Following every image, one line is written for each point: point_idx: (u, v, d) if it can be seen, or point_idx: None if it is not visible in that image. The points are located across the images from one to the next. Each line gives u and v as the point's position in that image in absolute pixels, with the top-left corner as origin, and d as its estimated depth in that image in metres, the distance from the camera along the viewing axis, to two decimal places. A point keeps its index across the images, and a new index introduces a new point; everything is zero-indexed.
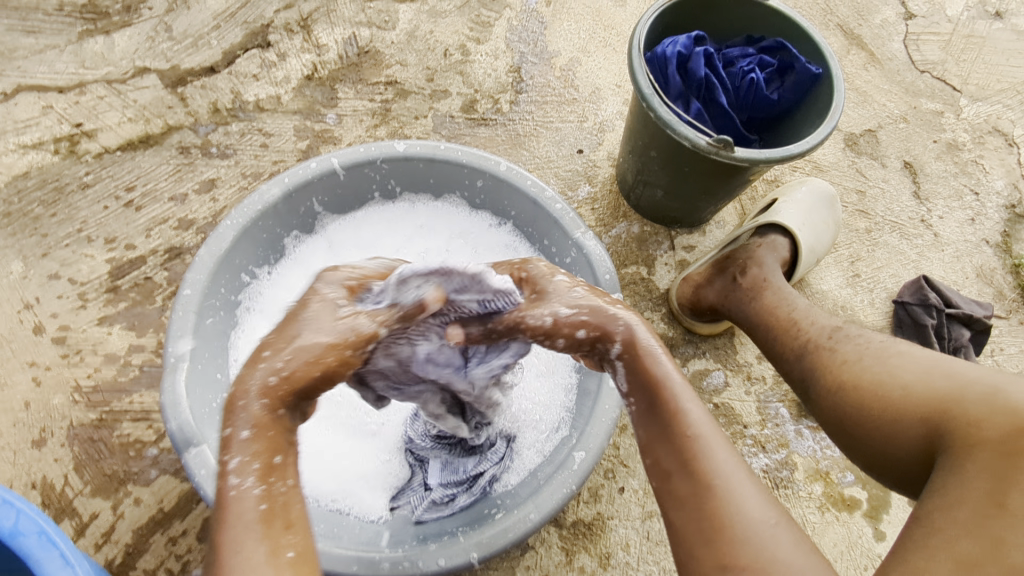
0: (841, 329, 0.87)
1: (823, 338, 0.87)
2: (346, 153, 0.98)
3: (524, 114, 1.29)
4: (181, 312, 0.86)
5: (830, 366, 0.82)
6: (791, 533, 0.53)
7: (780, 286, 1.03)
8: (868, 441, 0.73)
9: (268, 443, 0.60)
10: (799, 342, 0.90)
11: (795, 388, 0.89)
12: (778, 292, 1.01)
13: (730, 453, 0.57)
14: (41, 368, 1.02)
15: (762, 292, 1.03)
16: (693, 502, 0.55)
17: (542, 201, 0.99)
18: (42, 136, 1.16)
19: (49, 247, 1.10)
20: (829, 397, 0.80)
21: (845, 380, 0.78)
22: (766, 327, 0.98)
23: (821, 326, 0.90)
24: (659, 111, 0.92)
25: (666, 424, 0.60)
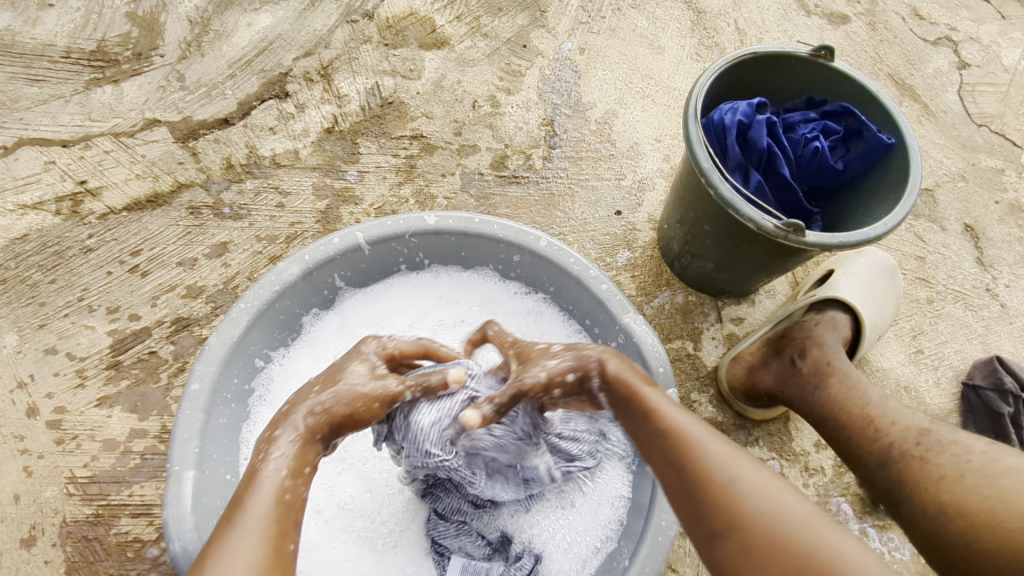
0: (929, 433, 0.81)
1: (911, 447, 0.81)
2: (372, 227, 0.89)
3: (559, 172, 1.20)
4: (187, 409, 0.78)
5: (924, 481, 0.77)
6: (770, 483, 0.57)
7: (847, 372, 0.94)
8: (984, 574, 0.69)
9: (300, 454, 0.64)
10: (880, 447, 0.84)
11: (878, 498, 0.83)
12: (847, 380, 0.92)
13: (698, 427, 0.63)
14: (33, 457, 0.93)
15: (825, 378, 0.94)
16: (687, 482, 0.60)
17: (586, 280, 0.90)
18: (43, 195, 1.08)
19: (47, 318, 1.01)
20: (929, 520, 0.75)
21: (947, 503, 0.74)
22: (835, 421, 0.90)
23: (904, 427, 0.84)
24: (720, 188, 0.84)
25: (649, 427, 0.64)
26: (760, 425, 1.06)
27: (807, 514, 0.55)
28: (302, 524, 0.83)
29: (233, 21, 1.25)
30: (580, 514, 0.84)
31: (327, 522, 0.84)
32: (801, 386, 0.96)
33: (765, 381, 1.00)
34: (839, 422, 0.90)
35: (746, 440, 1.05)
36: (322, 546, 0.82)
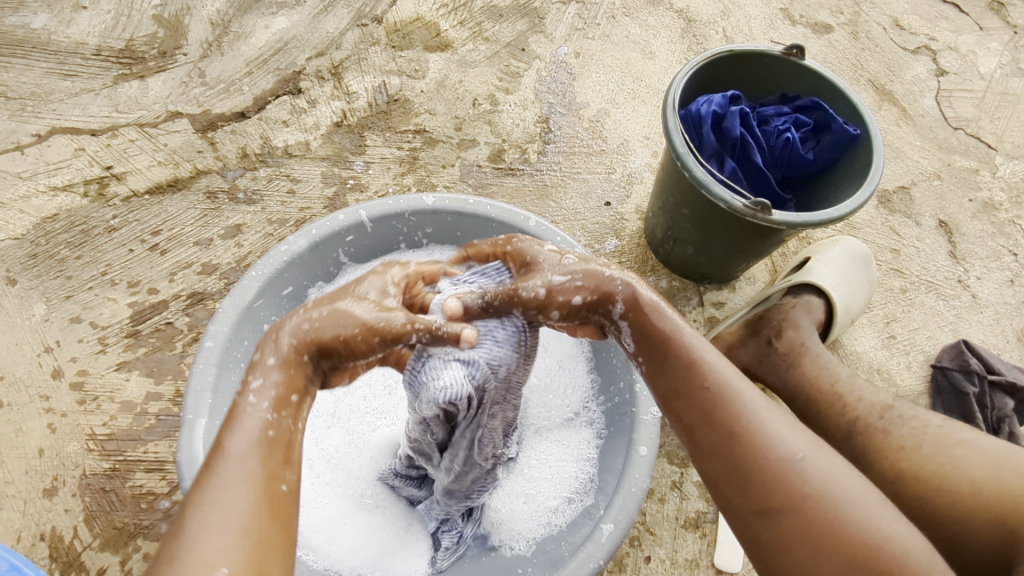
0: (892, 409, 0.88)
1: (874, 420, 0.87)
2: (374, 205, 0.97)
3: (552, 165, 1.28)
4: (202, 365, 0.85)
5: (884, 450, 0.83)
6: (831, 460, 0.57)
7: (819, 353, 1.00)
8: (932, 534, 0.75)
9: (287, 379, 0.59)
10: (846, 421, 0.89)
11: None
12: (819, 360, 0.99)
13: (750, 390, 0.61)
14: (56, 415, 1.00)
15: (799, 358, 1.00)
16: (730, 446, 0.58)
17: (571, 257, 0.97)
18: (73, 178, 1.17)
19: (73, 290, 1.09)
20: (886, 484, 0.80)
21: (904, 469, 0.80)
22: (807, 397, 0.96)
23: (870, 403, 0.90)
24: (694, 172, 0.91)
25: (691, 380, 0.62)
26: None
27: (871, 495, 0.55)
28: None
29: (252, 24, 1.34)
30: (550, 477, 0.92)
31: (321, 481, 0.91)
32: (777, 365, 1.02)
33: (743, 360, 1.06)
34: (810, 397, 0.96)
35: None
36: (318, 502, 0.89)
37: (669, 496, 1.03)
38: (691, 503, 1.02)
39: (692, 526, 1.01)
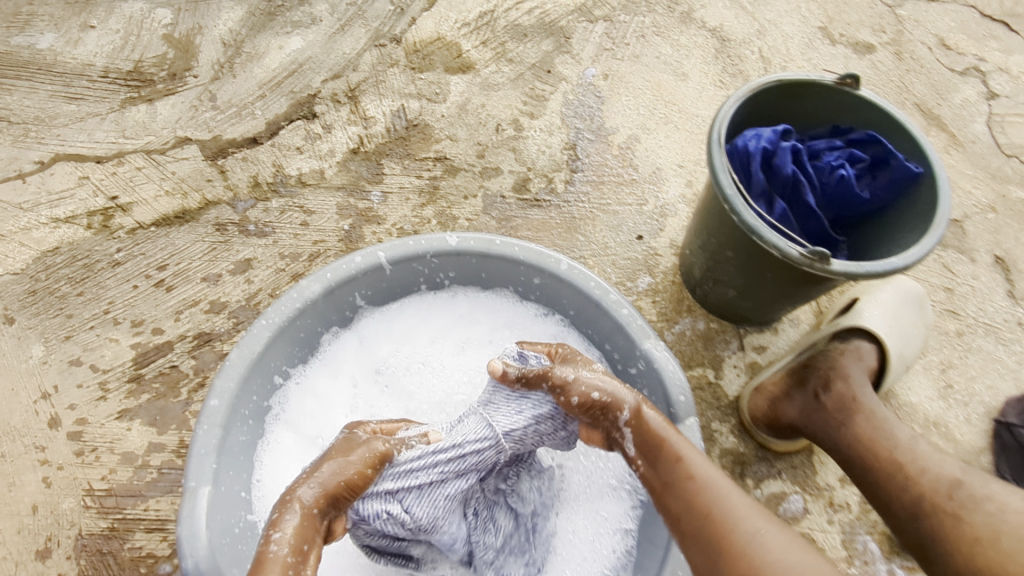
0: (964, 486, 0.78)
1: (943, 499, 0.78)
2: (393, 247, 0.90)
3: (580, 196, 1.20)
4: (205, 425, 0.78)
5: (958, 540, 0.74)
6: (790, 543, 0.59)
7: (873, 409, 0.90)
8: None
9: (302, 531, 0.65)
10: (912, 498, 0.80)
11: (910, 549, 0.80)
12: (873, 418, 0.89)
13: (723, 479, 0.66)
14: (52, 468, 0.94)
15: (851, 416, 0.90)
16: (698, 529, 0.63)
17: (607, 304, 0.89)
18: (76, 209, 1.11)
19: (73, 329, 1.03)
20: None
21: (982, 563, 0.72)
22: (862, 462, 0.86)
23: (935, 477, 0.80)
24: (744, 215, 0.83)
25: (669, 472, 0.68)
26: (783, 457, 1.03)
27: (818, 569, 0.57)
28: None
29: (265, 44, 1.28)
30: (577, 550, 0.84)
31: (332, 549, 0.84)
32: (827, 422, 0.93)
33: (788, 414, 0.97)
34: (865, 461, 0.86)
35: (769, 472, 1.01)
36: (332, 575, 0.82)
37: None
38: None
39: None
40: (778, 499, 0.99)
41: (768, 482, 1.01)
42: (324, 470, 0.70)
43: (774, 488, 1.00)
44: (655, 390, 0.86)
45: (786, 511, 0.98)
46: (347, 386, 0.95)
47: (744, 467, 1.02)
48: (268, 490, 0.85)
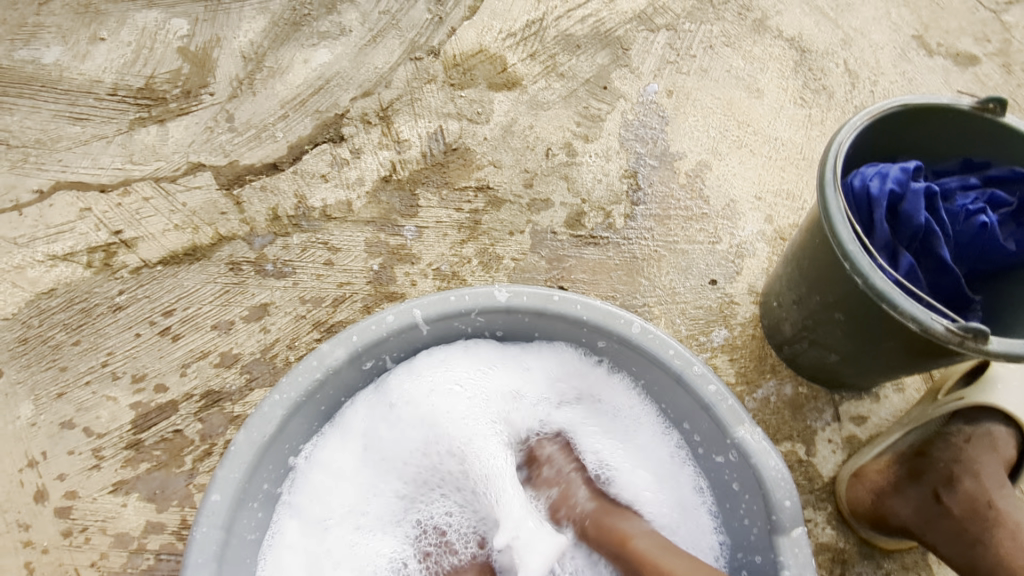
0: None
1: None
2: (431, 303, 0.75)
3: (643, 232, 1.04)
4: (205, 527, 0.65)
5: None
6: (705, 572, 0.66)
7: (1018, 523, 0.76)
8: None
9: None
10: None
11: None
12: (1019, 536, 0.75)
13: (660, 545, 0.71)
14: (36, 551, 0.81)
15: (990, 531, 0.76)
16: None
17: (689, 377, 0.73)
18: (75, 245, 0.99)
19: (66, 385, 0.90)
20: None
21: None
22: None
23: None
24: (871, 277, 0.66)
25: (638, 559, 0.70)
26: (893, 555, 0.85)
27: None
28: None
29: (289, 57, 1.15)
30: None
31: None
32: (955, 532, 0.78)
33: (900, 512, 0.82)
34: None
35: (875, 574, 0.84)
36: None
37: None
38: None
39: None
40: None
41: None
42: None
43: None
44: (750, 489, 0.70)
45: None
46: (367, 456, 0.78)
47: (845, 566, 0.85)
48: None
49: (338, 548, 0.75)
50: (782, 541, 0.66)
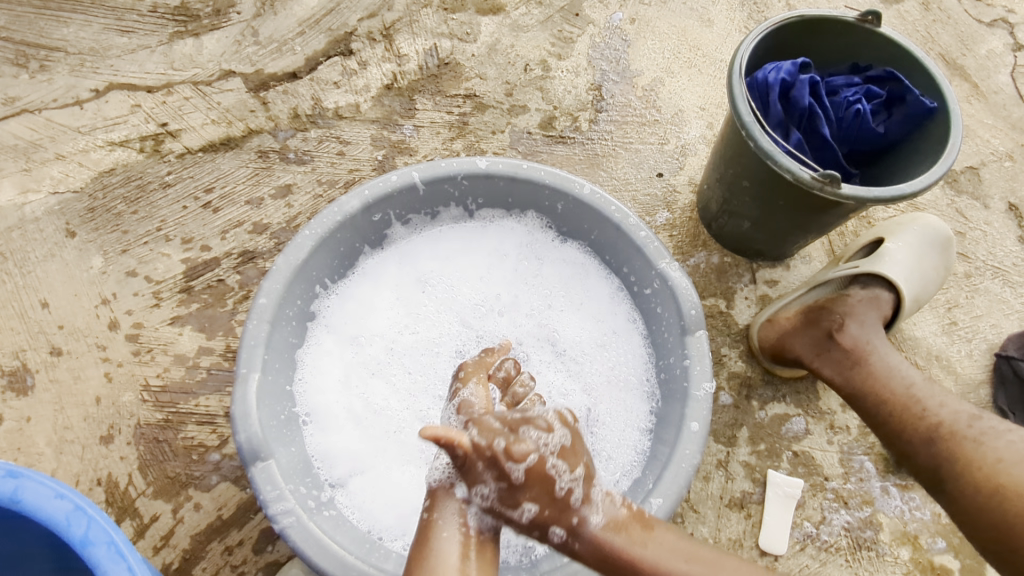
0: (976, 417, 0.77)
1: (958, 426, 0.77)
2: (427, 167, 0.96)
3: (604, 134, 1.25)
4: (255, 320, 0.85)
5: (962, 459, 0.74)
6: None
7: (887, 353, 0.91)
8: (975, 511, 0.71)
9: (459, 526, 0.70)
10: (926, 425, 0.80)
11: (917, 474, 0.80)
12: (886, 359, 0.89)
13: (698, 570, 0.67)
14: (113, 364, 1.03)
15: (863, 357, 0.91)
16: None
17: (626, 227, 0.95)
18: (129, 134, 1.18)
19: (129, 244, 1.11)
20: (980, 499, 0.71)
21: (1004, 483, 0.69)
22: (874, 400, 0.87)
23: (954, 410, 0.80)
24: (760, 141, 0.88)
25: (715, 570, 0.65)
26: (789, 382, 1.09)
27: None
28: (346, 441, 0.93)
29: None
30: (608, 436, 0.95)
31: (372, 434, 0.94)
32: (839, 360, 0.93)
33: (797, 348, 0.99)
34: (880, 399, 0.86)
35: (773, 396, 1.07)
36: (367, 459, 0.92)
37: (714, 474, 1.02)
38: (737, 483, 1.02)
39: (737, 506, 1.01)
40: (780, 421, 1.06)
41: (772, 405, 1.07)
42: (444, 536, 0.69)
43: (777, 410, 1.07)
44: (668, 307, 0.93)
45: (789, 431, 1.05)
46: (386, 294, 1.04)
47: (750, 390, 1.08)
48: (310, 384, 0.94)
49: (366, 358, 0.99)
50: (688, 339, 0.89)
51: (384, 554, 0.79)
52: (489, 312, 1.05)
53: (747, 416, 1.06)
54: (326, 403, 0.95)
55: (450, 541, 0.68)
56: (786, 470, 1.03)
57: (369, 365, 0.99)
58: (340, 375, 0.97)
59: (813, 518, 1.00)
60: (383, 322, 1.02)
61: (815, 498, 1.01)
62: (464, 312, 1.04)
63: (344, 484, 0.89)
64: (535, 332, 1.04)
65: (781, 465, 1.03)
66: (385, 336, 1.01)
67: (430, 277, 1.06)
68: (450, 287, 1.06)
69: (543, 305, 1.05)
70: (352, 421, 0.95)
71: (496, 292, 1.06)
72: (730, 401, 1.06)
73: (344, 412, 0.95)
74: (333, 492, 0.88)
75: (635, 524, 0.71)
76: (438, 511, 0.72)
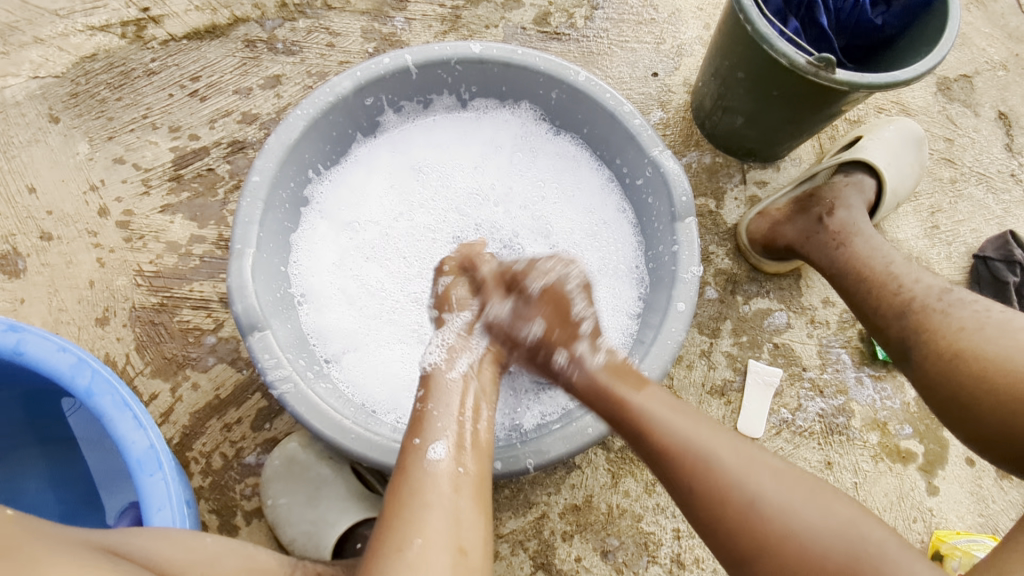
0: (949, 291, 0.80)
1: (928, 300, 0.80)
2: (420, 50, 0.93)
3: (600, 31, 1.22)
4: (249, 198, 0.85)
5: (932, 329, 0.77)
6: (774, 476, 0.62)
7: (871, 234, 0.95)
8: (935, 382, 0.74)
9: (450, 403, 0.71)
10: (900, 300, 0.83)
11: (890, 349, 0.84)
12: (870, 240, 0.94)
13: (678, 417, 0.67)
14: (105, 250, 1.03)
15: (849, 238, 0.95)
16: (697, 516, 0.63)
17: (620, 115, 0.94)
18: (109, 18, 1.14)
19: (114, 131, 1.09)
20: (939, 364, 0.74)
21: (962, 349, 0.72)
22: (855, 278, 0.91)
23: (927, 285, 0.82)
24: (757, 24, 0.87)
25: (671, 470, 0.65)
26: (773, 280, 1.11)
27: (804, 489, 0.61)
28: (341, 320, 0.95)
29: None
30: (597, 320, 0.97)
31: (367, 315, 0.97)
32: (826, 244, 0.97)
33: (787, 237, 1.02)
34: (861, 276, 0.90)
35: (757, 291, 1.11)
36: (362, 338, 0.95)
37: (697, 363, 1.06)
38: (718, 372, 1.06)
39: (718, 393, 1.05)
40: (762, 315, 1.09)
41: (756, 300, 1.10)
42: (434, 424, 0.68)
43: (760, 305, 1.10)
44: (659, 195, 0.94)
45: (770, 324, 1.09)
46: (381, 182, 1.04)
47: (735, 285, 1.11)
48: (304, 267, 0.96)
49: (361, 244, 1.01)
50: (678, 225, 0.90)
51: (377, 421, 0.83)
52: (483, 204, 1.05)
53: (731, 310, 1.09)
54: (322, 285, 0.96)
55: (445, 430, 0.67)
56: (766, 361, 1.07)
57: (365, 249, 1.00)
58: (335, 259, 0.99)
59: (789, 405, 1.05)
60: (378, 209, 1.03)
61: (792, 387, 1.06)
62: (458, 203, 1.05)
63: (338, 360, 0.92)
64: (529, 224, 1.05)
65: (761, 356, 1.07)
66: (379, 224, 1.02)
67: (424, 167, 1.06)
68: (443, 176, 1.06)
69: (535, 197, 1.06)
70: (348, 302, 0.97)
71: (489, 184, 1.06)
72: (715, 295, 1.09)
73: (339, 293, 0.97)
74: (328, 367, 0.91)
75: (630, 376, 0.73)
76: (433, 402, 0.71)
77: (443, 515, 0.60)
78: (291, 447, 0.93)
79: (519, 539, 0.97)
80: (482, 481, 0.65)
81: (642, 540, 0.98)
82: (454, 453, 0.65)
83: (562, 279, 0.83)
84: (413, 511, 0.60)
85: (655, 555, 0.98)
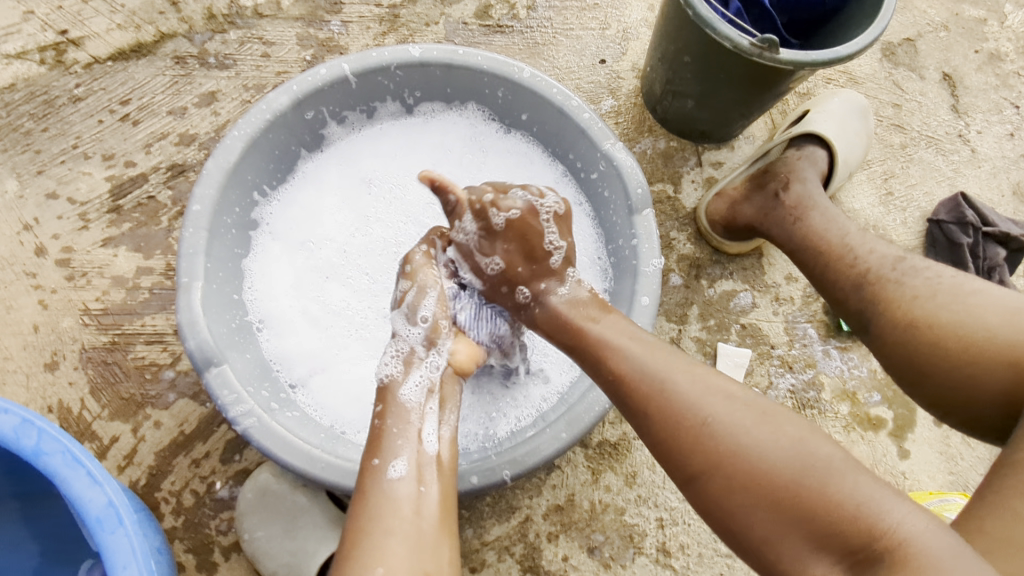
0: (904, 260, 0.80)
1: (882, 270, 0.80)
2: (357, 58, 0.90)
3: (543, 21, 1.20)
4: (191, 228, 0.81)
5: (886, 299, 0.77)
6: (757, 425, 0.56)
7: (827, 207, 0.95)
8: (894, 352, 0.75)
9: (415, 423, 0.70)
10: (857, 272, 0.83)
11: (849, 320, 0.84)
12: (826, 213, 0.93)
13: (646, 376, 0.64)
14: (46, 291, 0.99)
15: (806, 212, 0.95)
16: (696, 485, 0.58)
17: (569, 110, 0.92)
18: (26, 45, 1.08)
19: (44, 164, 1.04)
20: (897, 334, 0.74)
21: (917, 318, 0.73)
22: (813, 250, 0.91)
23: (881, 255, 0.83)
24: (698, 9, 0.86)
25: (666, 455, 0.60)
26: (735, 261, 1.12)
27: (782, 432, 0.56)
28: (303, 344, 0.92)
29: None
30: None
31: (330, 335, 0.94)
32: (785, 220, 0.97)
33: (746, 217, 1.02)
34: (817, 250, 0.91)
35: (721, 273, 1.11)
36: (325, 359, 0.92)
37: None
38: (689, 358, 1.06)
39: None
40: (728, 296, 1.10)
41: (721, 282, 1.10)
42: (395, 440, 0.67)
43: (725, 287, 1.10)
44: (614, 188, 0.92)
45: (736, 305, 1.09)
46: (333, 197, 1.01)
47: (699, 269, 1.10)
48: (260, 292, 0.93)
49: (319, 263, 0.98)
50: (636, 218, 0.89)
51: (346, 444, 0.80)
52: (440, 211, 1.03)
53: (697, 294, 1.09)
54: (280, 310, 0.93)
55: (406, 447, 0.67)
56: (735, 342, 1.07)
57: (323, 267, 0.98)
58: (292, 280, 0.96)
59: (760, 383, 1.06)
60: (332, 224, 1.00)
61: (762, 365, 1.07)
62: (414, 212, 1.02)
63: (305, 384, 0.90)
64: None
65: (730, 337, 1.07)
66: (335, 241, 0.99)
67: (376, 177, 1.03)
68: (396, 185, 1.03)
69: None
70: (309, 323, 0.94)
71: None
72: (680, 281, 1.09)
73: (300, 316, 0.94)
74: (294, 393, 0.88)
75: (588, 362, 0.68)
76: (391, 418, 0.70)
77: (404, 540, 0.59)
78: (263, 478, 0.91)
79: (504, 545, 0.97)
80: (446, 500, 0.65)
81: (626, 533, 0.98)
82: (416, 470, 0.65)
83: (518, 217, 0.77)
84: (373, 538, 0.59)
85: (640, 547, 0.98)
